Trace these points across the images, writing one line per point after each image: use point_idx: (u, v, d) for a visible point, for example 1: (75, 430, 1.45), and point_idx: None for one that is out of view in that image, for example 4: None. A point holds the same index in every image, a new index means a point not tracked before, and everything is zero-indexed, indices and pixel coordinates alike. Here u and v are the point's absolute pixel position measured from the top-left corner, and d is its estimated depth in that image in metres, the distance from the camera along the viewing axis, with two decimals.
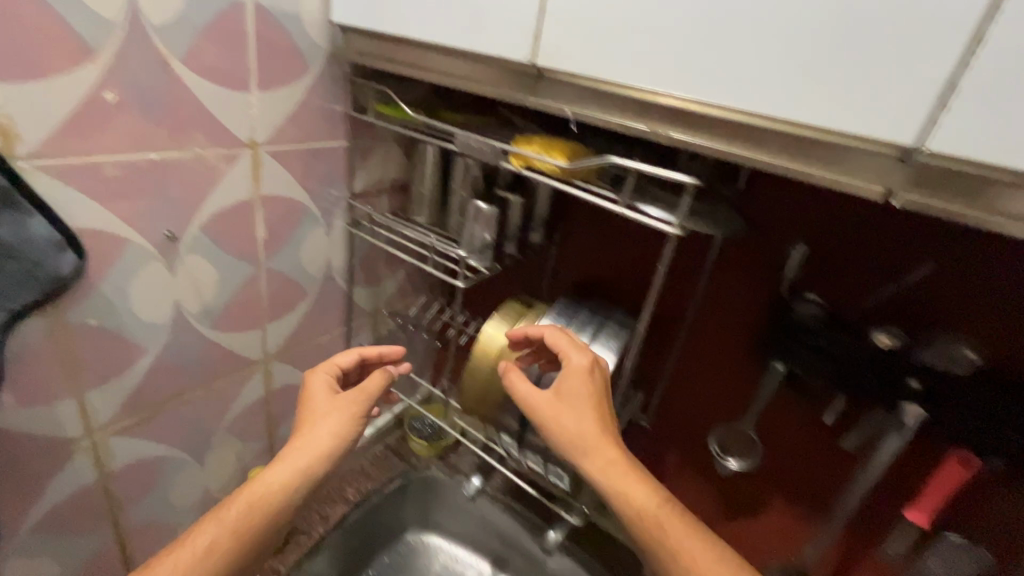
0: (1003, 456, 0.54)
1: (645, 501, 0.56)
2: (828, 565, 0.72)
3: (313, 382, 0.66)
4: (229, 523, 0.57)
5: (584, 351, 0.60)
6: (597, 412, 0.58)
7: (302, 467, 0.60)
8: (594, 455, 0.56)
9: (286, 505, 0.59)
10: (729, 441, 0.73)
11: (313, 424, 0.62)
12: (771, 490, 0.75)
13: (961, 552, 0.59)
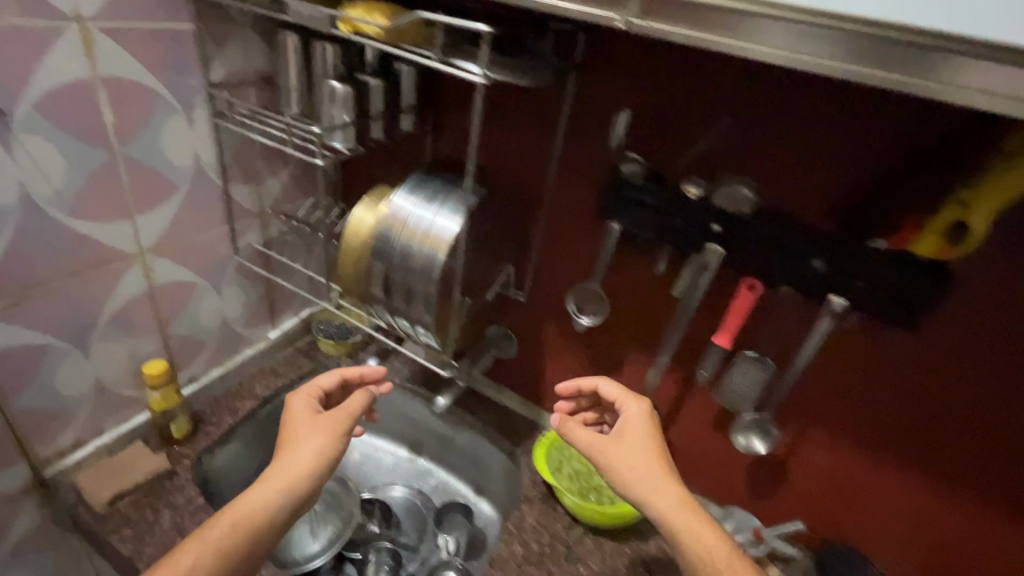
0: (781, 275, 0.68)
1: (704, 533, 0.63)
2: (669, 389, 0.88)
3: (295, 402, 0.76)
4: (212, 539, 0.62)
5: (634, 397, 0.76)
6: (656, 449, 0.70)
7: (285, 483, 0.67)
8: (663, 489, 0.65)
9: (267, 518, 0.65)
10: (583, 301, 0.84)
11: (296, 446, 0.70)
12: (624, 337, 0.87)
13: (754, 363, 0.74)
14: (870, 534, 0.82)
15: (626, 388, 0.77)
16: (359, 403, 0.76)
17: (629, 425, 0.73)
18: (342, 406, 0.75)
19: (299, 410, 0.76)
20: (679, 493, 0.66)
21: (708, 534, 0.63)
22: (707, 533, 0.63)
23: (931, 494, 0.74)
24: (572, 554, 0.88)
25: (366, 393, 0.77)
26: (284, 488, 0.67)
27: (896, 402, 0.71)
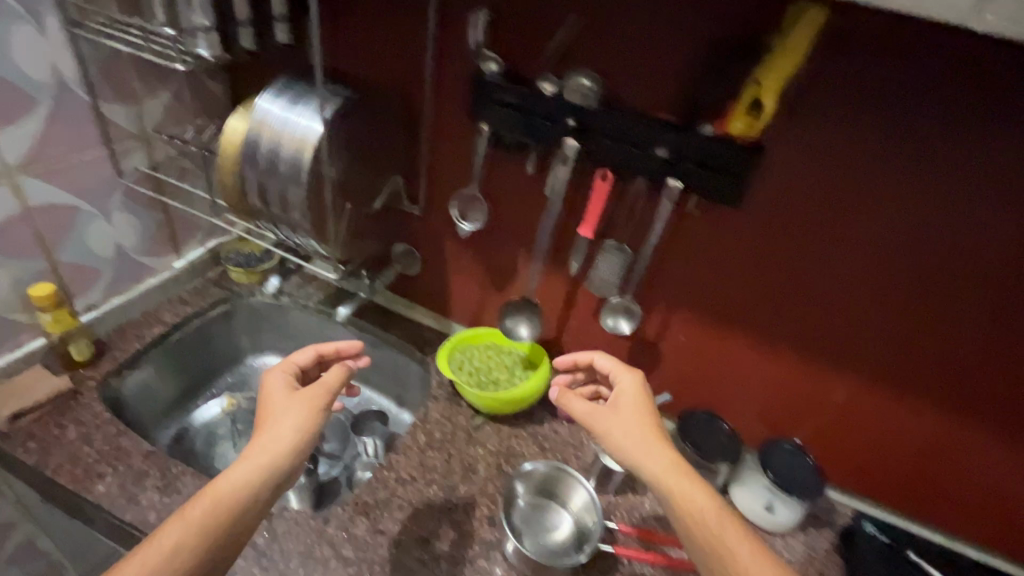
0: (624, 165, 0.75)
1: (698, 496, 0.65)
2: (549, 286, 0.97)
3: (272, 379, 0.75)
4: (193, 517, 0.59)
5: (628, 369, 0.79)
6: (649, 419, 0.72)
7: (266, 461, 0.65)
8: (657, 454, 0.68)
9: (248, 496, 0.62)
10: (465, 206, 0.93)
11: (275, 424, 0.68)
12: (508, 240, 0.95)
13: (614, 251, 0.83)
14: (718, 396, 0.98)
15: (617, 360, 0.80)
16: (336, 378, 0.75)
17: (623, 396, 0.75)
18: (322, 382, 0.74)
19: (276, 388, 0.74)
20: (669, 449, 0.69)
21: (696, 488, 0.65)
22: (695, 487, 0.66)
23: (774, 354, 0.89)
24: (471, 438, 0.98)
25: (342, 369, 0.76)
26: (268, 466, 0.65)
27: (749, 277, 0.83)
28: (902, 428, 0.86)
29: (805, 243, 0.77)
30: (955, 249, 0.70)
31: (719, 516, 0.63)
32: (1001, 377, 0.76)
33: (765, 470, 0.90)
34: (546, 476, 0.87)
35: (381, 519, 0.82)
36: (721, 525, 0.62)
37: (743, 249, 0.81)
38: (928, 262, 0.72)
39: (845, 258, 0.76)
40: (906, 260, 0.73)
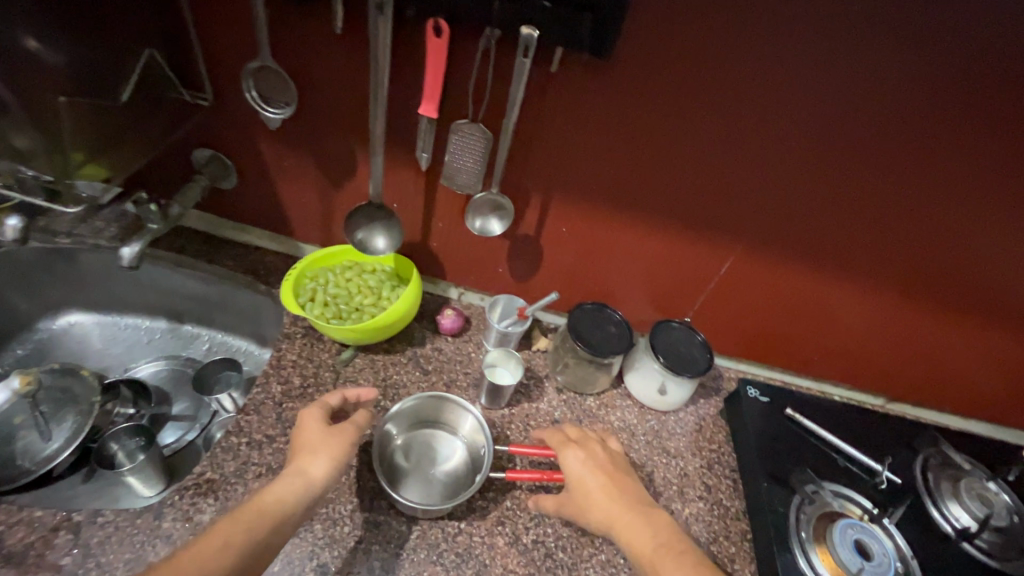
0: (457, 7, 0.56)
1: (644, 544, 0.62)
2: (404, 182, 0.80)
3: (306, 415, 0.67)
4: (244, 517, 0.56)
5: (566, 442, 0.72)
6: (603, 483, 0.67)
7: (304, 484, 0.61)
8: (600, 511, 0.65)
9: (287, 515, 0.58)
10: (265, 89, 0.72)
11: (310, 454, 0.63)
12: (338, 128, 0.75)
13: (472, 134, 0.67)
14: (606, 285, 0.91)
15: (557, 435, 0.73)
16: (366, 419, 0.69)
17: (571, 472, 0.69)
18: (353, 419, 0.68)
19: (310, 415, 0.67)
20: (617, 499, 0.66)
21: (643, 532, 0.63)
22: (643, 528, 0.63)
23: (664, 227, 0.80)
24: (340, 375, 0.84)
25: (368, 410, 0.70)
26: (309, 489, 0.61)
27: (650, 149, 0.71)
28: (784, 289, 0.86)
29: (710, 106, 0.66)
30: (879, 89, 0.62)
31: (656, 551, 0.61)
32: (882, 230, 0.75)
33: (660, 357, 0.86)
34: (421, 407, 0.78)
35: (233, 495, 0.68)
36: (668, 558, 0.60)
37: (638, 105, 0.67)
38: (852, 111, 0.64)
39: (749, 106, 0.65)
40: (814, 121, 0.66)
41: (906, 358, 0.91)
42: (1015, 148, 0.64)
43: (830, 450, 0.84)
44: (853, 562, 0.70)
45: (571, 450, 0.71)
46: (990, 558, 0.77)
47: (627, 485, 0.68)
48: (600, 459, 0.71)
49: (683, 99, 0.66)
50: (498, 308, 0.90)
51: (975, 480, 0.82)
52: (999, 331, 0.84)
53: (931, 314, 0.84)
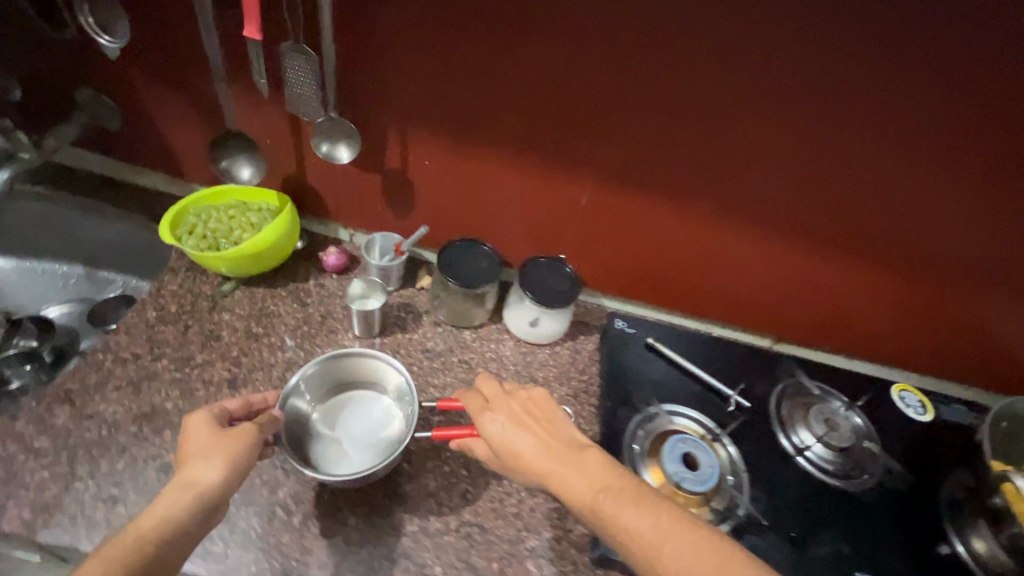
0: None
1: (585, 492, 0.54)
2: (260, 114, 0.83)
3: (191, 421, 0.61)
4: (114, 553, 0.48)
5: (479, 403, 0.64)
6: (528, 437, 0.60)
7: (195, 495, 0.55)
8: (531, 471, 0.58)
9: (176, 535, 0.52)
10: (99, 14, 0.76)
11: (201, 460, 0.58)
12: (186, 59, 0.79)
13: (294, 59, 0.73)
14: (477, 222, 0.94)
15: (468, 399, 0.66)
16: (270, 421, 0.66)
17: (492, 434, 0.62)
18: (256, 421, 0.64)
19: (197, 419, 0.61)
20: (544, 449, 0.58)
21: (580, 476, 0.55)
22: (577, 473, 0.56)
23: (521, 157, 0.85)
24: (217, 305, 0.88)
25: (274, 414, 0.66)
26: (200, 500, 0.55)
27: (488, 76, 0.76)
28: (651, 222, 0.90)
29: (532, 30, 0.71)
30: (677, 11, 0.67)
31: (597, 494, 0.53)
32: (725, 155, 0.79)
33: (525, 289, 0.89)
34: (341, 370, 0.79)
35: (90, 403, 0.73)
36: (611, 501, 0.52)
37: (464, 29, 0.71)
38: (666, 35, 0.69)
39: (566, 22, 0.69)
40: (631, 46, 0.70)
41: (774, 290, 0.96)
42: (818, 65, 0.68)
43: (684, 377, 0.87)
44: (674, 470, 0.72)
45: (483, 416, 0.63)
46: (831, 478, 0.79)
47: (557, 428, 0.60)
48: (519, 409, 0.63)
49: (511, 19, 0.70)
50: (375, 247, 0.93)
51: (827, 406, 0.85)
52: (856, 259, 0.87)
53: (786, 242, 0.88)
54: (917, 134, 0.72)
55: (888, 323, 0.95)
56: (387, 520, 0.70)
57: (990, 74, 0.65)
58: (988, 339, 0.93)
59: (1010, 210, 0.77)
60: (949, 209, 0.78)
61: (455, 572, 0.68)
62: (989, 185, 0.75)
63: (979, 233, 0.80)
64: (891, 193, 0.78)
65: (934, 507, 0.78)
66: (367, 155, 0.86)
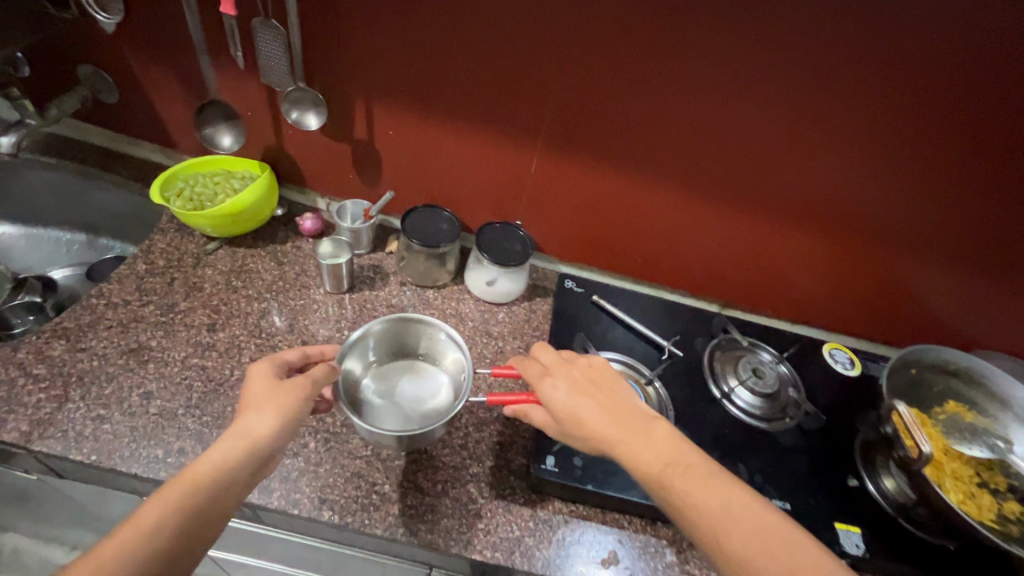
0: None
1: (653, 465, 0.57)
2: (238, 86, 0.93)
3: (255, 372, 0.65)
4: (172, 496, 0.53)
5: (545, 369, 0.67)
6: (597, 406, 0.62)
7: (244, 446, 0.58)
8: (597, 437, 0.60)
9: (232, 481, 0.57)
10: None
11: (255, 411, 0.61)
12: (171, 36, 0.90)
13: (268, 33, 0.82)
14: (439, 189, 1.02)
15: (531, 365, 0.67)
16: (323, 373, 0.67)
17: (553, 399, 0.64)
18: (309, 372, 0.66)
19: (260, 371, 0.66)
20: (614, 419, 0.61)
21: (649, 449, 0.58)
22: (645, 444, 0.59)
23: (473, 128, 0.93)
24: (201, 261, 0.97)
25: (329, 365, 0.68)
26: (255, 449, 0.59)
27: (441, 51, 0.84)
28: (600, 191, 0.98)
29: (479, 7, 0.79)
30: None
31: (666, 468, 0.57)
32: (661, 127, 0.87)
33: (481, 250, 0.97)
34: (400, 338, 0.85)
35: (83, 339, 0.82)
36: (680, 474, 0.56)
37: (417, 7, 0.80)
38: (597, 11, 0.77)
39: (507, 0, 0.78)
40: (566, 21, 0.79)
41: (718, 256, 1.04)
42: (730, 38, 0.76)
43: (624, 330, 0.96)
44: None
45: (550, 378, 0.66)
46: (757, 421, 0.86)
47: (624, 402, 0.63)
48: (585, 379, 0.66)
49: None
50: (345, 213, 1.02)
51: (753, 356, 0.93)
52: (789, 224, 0.96)
53: (725, 210, 0.97)
54: (830, 105, 0.81)
55: (822, 285, 1.04)
56: (343, 444, 0.78)
57: (883, 48, 0.74)
58: (907, 296, 1.03)
59: (919, 175, 0.86)
60: (865, 175, 0.87)
61: (404, 490, 0.76)
62: (896, 151, 0.84)
63: (893, 197, 0.89)
64: (807, 156, 0.87)
65: (848, 445, 0.86)
66: (335, 126, 0.95)
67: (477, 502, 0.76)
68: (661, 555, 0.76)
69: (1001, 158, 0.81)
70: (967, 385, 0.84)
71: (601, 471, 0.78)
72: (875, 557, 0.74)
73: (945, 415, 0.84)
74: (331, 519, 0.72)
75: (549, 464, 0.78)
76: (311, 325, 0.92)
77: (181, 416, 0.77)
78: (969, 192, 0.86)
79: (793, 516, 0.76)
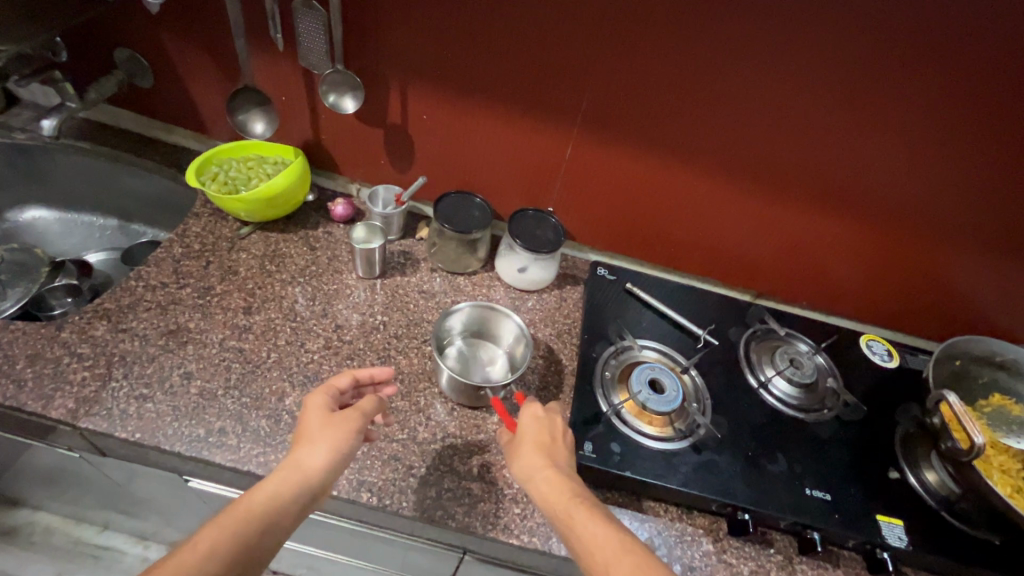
0: None
1: (557, 498, 0.61)
2: (275, 70, 0.93)
3: (310, 403, 0.68)
4: (228, 523, 0.56)
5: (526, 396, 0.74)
6: (537, 442, 0.68)
7: (300, 478, 0.61)
8: (525, 463, 0.66)
9: (283, 516, 0.59)
10: None
11: (308, 445, 0.64)
12: (210, 18, 0.90)
13: (308, 16, 0.83)
14: (471, 176, 1.02)
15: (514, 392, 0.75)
16: (372, 405, 0.70)
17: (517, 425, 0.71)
18: (358, 405, 0.69)
19: (314, 403, 0.69)
20: (545, 456, 0.66)
21: (561, 488, 0.62)
22: (561, 485, 0.63)
23: (508, 114, 0.92)
24: (235, 245, 0.98)
25: (376, 397, 0.71)
26: (307, 482, 0.61)
27: (479, 35, 0.83)
28: (638, 179, 0.96)
29: None
30: None
31: (571, 503, 0.60)
32: (705, 116, 0.86)
33: (514, 237, 0.96)
34: (492, 320, 0.89)
35: (124, 320, 0.83)
36: (577, 512, 0.60)
37: None
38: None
39: None
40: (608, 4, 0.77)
41: (758, 247, 1.02)
42: (778, 22, 0.75)
43: (658, 317, 0.94)
44: (641, 391, 0.79)
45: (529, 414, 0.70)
46: (795, 412, 0.86)
47: (563, 448, 0.68)
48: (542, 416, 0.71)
49: None
50: (377, 199, 1.02)
51: (790, 347, 0.91)
52: (830, 215, 0.95)
53: (768, 200, 0.95)
54: (883, 94, 0.79)
55: (860, 275, 1.02)
56: (379, 427, 0.78)
57: (941, 34, 0.72)
58: (952, 289, 1.00)
59: (975, 167, 0.83)
60: (916, 167, 0.85)
61: (441, 473, 0.76)
62: (948, 141, 0.82)
63: (945, 190, 0.87)
64: (849, 146, 0.85)
65: (888, 438, 0.85)
66: (370, 110, 0.95)
67: (513, 488, 0.76)
68: (698, 543, 0.75)
69: None
70: (1015, 378, 0.82)
71: (641, 460, 0.74)
72: (918, 550, 0.73)
73: (991, 408, 0.81)
74: (370, 501, 0.72)
75: (587, 450, 0.74)
76: (344, 309, 0.92)
77: (221, 396, 0.77)
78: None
79: (834, 507, 0.75)
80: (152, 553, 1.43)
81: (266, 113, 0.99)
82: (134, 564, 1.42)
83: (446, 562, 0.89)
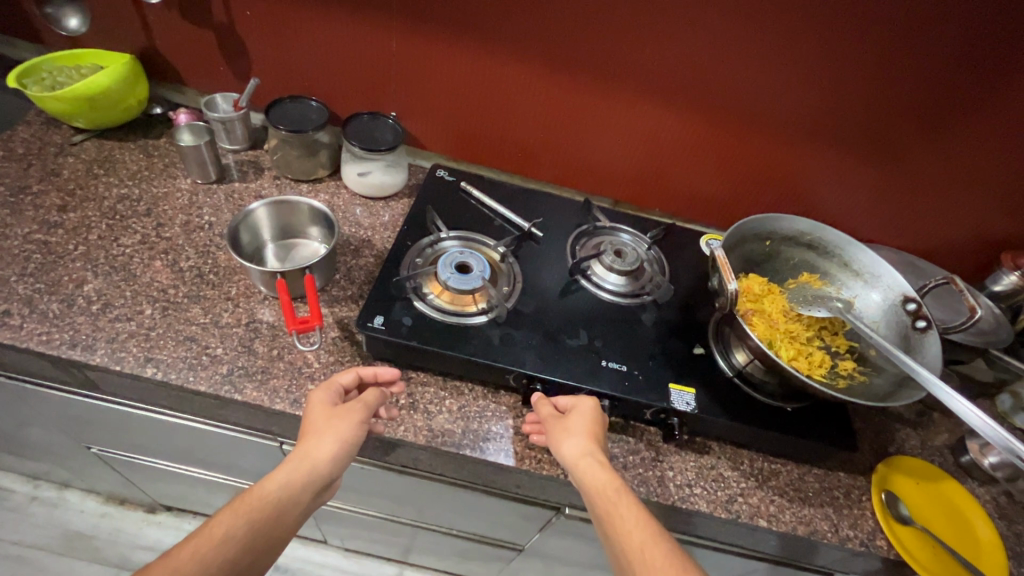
0: None
1: (606, 485, 0.60)
2: None
3: (313, 397, 0.66)
4: (244, 510, 0.56)
5: (590, 396, 0.72)
6: (592, 437, 0.66)
7: (309, 470, 0.60)
8: (581, 448, 0.64)
9: (293, 505, 0.59)
10: None
11: (316, 437, 0.63)
12: None
13: None
14: (312, 81, 1.01)
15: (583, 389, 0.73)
16: (375, 399, 0.68)
17: (579, 414, 0.69)
18: (362, 397, 0.67)
19: (318, 397, 0.66)
20: (600, 452, 0.64)
21: (609, 478, 0.61)
22: (607, 474, 0.62)
23: (334, 8, 0.90)
24: (64, 150, 0.96)
25: (380, 389, 0.69)
26: (314, 475, 0.60)
27: None
28: (484, 82, 0.96)
29: None
30: None
31: (618, 493, 0.60)
32: (535, 9, 0.85)
33: (347, 138, 0.94)
34: (311, 224, 0.90)
35: None
36: (623, 501, 0.59)
37: None
38: None
39: None
40: None
41: (613, 154, 1.02)
42: None
43: (490, 214, 0.95)
44: (445, 273, 0.80)
45: (587, 405, 0.70)
46: (611, 295, 0.86)
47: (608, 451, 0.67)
48: (601, 422, 0.69)
49: None
50: (212, 104, 1.00)
51: (614, 241, 0.93)
52: (670, 113, 0.94)
53: (609, 98, 0.94)
54: None
55: (707, 177, 1.02)
56: (181, 312, 0.78)
57: None
58: (797, 189, 1.00)
59: (813, 61, 0.82)
60: (754, 62, 0.84)
61: (237, 352, 0.76)
62: (766, 27, 0.80)
63: (777, 87, 0.87)
64: (674, 35, 0.84)
65: (703, 321, 0.86)
66: (194, 7, 0.93)
67: (311, 367, 0.76)
68: (499, 419, 0.76)
69: (873, 31, 0.78)
70: (822, 257, 0.84)
71: (431, 331, 0.75)
72: (702, 412, 0.74)
73: (795, 284, 0.83)
74: (154, 375, 0.72)
75: (377, 323, 0.75)
76: (170, 211, 0.91)
77: (13, 282, 0.76)
78: (860, 81, 0.83)
79: (627, 376, 0.76)
80: (42, 491, 1.43)
81: (80, 9, 0.98)
82: (22, 502, 1.41)
83: (274, 458, 0.89)
